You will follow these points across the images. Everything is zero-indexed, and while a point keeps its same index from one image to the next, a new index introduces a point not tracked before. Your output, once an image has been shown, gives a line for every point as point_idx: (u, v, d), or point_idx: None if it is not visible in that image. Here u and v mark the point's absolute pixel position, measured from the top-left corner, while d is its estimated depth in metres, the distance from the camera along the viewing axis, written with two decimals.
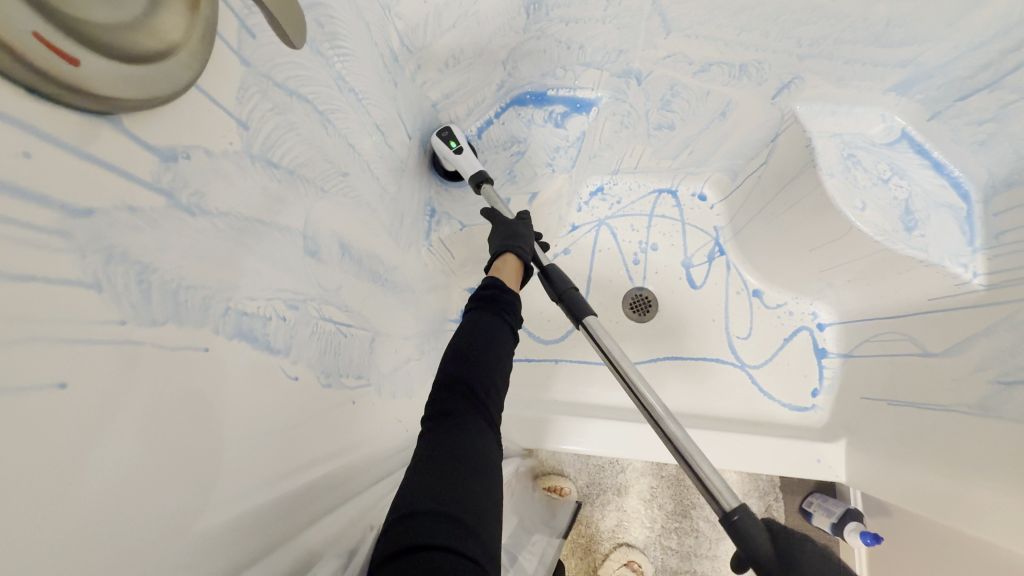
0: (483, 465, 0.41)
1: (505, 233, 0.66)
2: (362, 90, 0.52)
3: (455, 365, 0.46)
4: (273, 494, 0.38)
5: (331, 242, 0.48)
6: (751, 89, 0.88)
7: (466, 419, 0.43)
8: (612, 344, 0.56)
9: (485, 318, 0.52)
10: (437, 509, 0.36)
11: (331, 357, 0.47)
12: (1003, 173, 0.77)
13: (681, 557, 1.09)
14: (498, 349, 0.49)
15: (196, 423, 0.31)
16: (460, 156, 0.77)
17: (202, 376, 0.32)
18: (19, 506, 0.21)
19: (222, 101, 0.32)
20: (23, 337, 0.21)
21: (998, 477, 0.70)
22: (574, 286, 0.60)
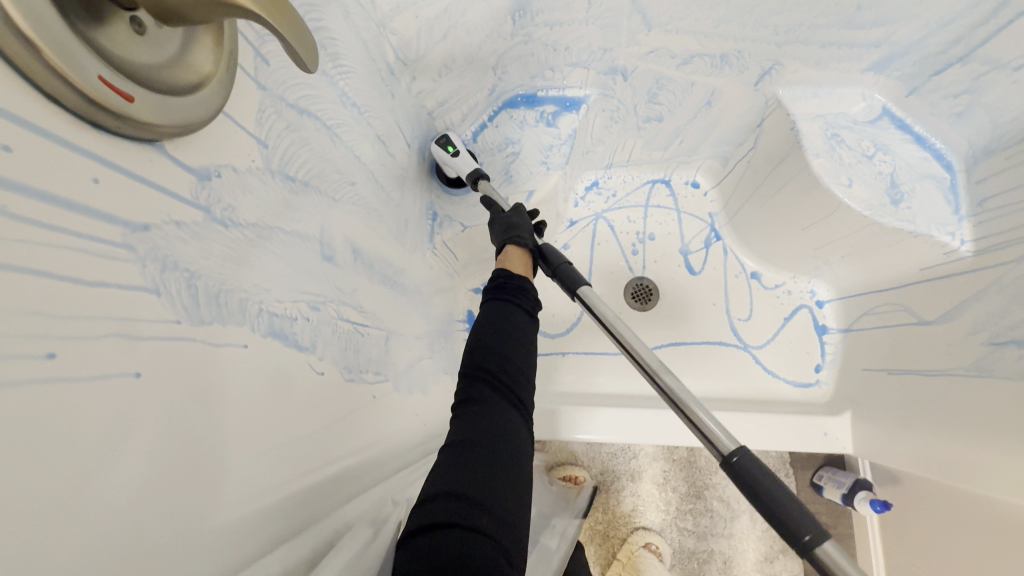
0: (506, 446, 0.43)
1: (503, 226, 0.69)
2: (363, 104, 0.56)
3: (479, 349, 0.49)
4: (306, 481, 0.41)
5: (344, 248, 0.51)
6: (734, 77, 0.91)
7: (490, 400, 0.46)
8: (605, 309, 0.57)
9: (502, 305, 0.54)
10: (456, 492, 0.39)
11: (352, 354, 0.50)
12: (983, 142, 0.80)
13: (697, 537, 1.12)
14: (517, 333, 0.51)
15: (240, 414, 0.34)
16: (458, 159, 0.80)
17: (240, 371, 0.35)
18: (92, 479, 0.24)
19: (244, 123, 0.35)
20: (98, 335, 0.25)
21: (997, 435, 0.72)
22: (567, 260, 0.62)
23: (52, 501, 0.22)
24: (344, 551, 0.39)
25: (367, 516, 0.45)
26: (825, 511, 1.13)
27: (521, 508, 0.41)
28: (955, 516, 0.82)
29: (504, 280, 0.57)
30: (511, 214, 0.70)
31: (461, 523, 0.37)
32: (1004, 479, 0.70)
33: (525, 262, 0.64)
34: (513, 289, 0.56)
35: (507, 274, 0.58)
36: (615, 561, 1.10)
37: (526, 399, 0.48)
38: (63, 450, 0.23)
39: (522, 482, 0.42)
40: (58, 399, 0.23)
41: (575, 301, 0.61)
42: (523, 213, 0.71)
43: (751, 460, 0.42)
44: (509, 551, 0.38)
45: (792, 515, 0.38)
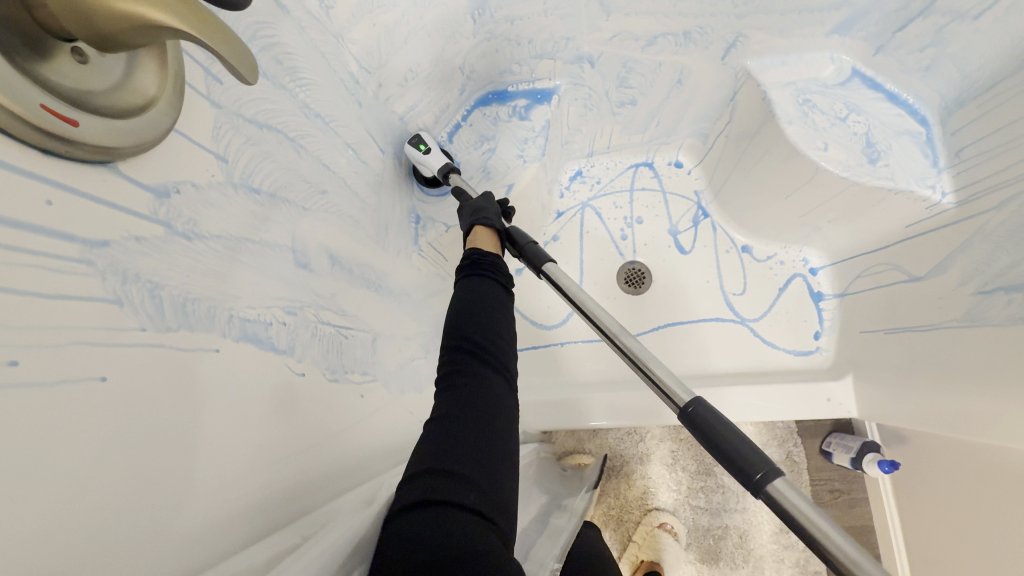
0: (493, 415, 0.45)
1: (470, 211, 0.72)
2: (328, 114, 0.57)
3: (461, 322, 0.51)
4: (287, 475, 0.43)
5: (320, 254, 0.52)
6: (701, 53, 0.91)
7: (475, 373, 0.47)
8: (568, 281, 0.59)
9: (480, 282, 0.57)
10: (446, 471, 0.40)
11: (334, 355, 0.52)
12: (954, 93, 0.80)
13: (711, 514, 1.12)
14: (496, 310, 0.53)
15: (211, 410, 0.36)
16: (429, 156, 0.81)
17: (214, 371, 0.37)
18: (70, 475, 0.26)
19: (200, 141, 0.37)
20: (63, 343, 0.27)
21: (995, 384, 0.72)
22: (533, 240, 0.64)
23: (29, 495, 0.24)
24: (334, 532, 0.40)
25: (358, 500, 0.46)
26: (838, 477, 1.12)
27: (508, 477, 0.43)
28: (970, 462, 0.83)
29: (478, 257, 0.60)
30: (479, 200, 0.74)
31: (451, 500, 0.38)
32: (1002, 423, 0.70)
33: (494, 243, 0.67)
34: (489, 266, 0.59)
35: (479, 253, 0.61)
36: (631, 543, 1.12)
37: (509, 368, 0.50)
38: (36, 447, 0.25)
39: (507, 454, 0.44)
40: (18, 405, 0.24)
41: (542, 278, 0.63)
42: (491, 198, 0.74)
43: (706, 408, 0.44)
44: (498, 525, 0.39)
45: (746, 457, 0.40)
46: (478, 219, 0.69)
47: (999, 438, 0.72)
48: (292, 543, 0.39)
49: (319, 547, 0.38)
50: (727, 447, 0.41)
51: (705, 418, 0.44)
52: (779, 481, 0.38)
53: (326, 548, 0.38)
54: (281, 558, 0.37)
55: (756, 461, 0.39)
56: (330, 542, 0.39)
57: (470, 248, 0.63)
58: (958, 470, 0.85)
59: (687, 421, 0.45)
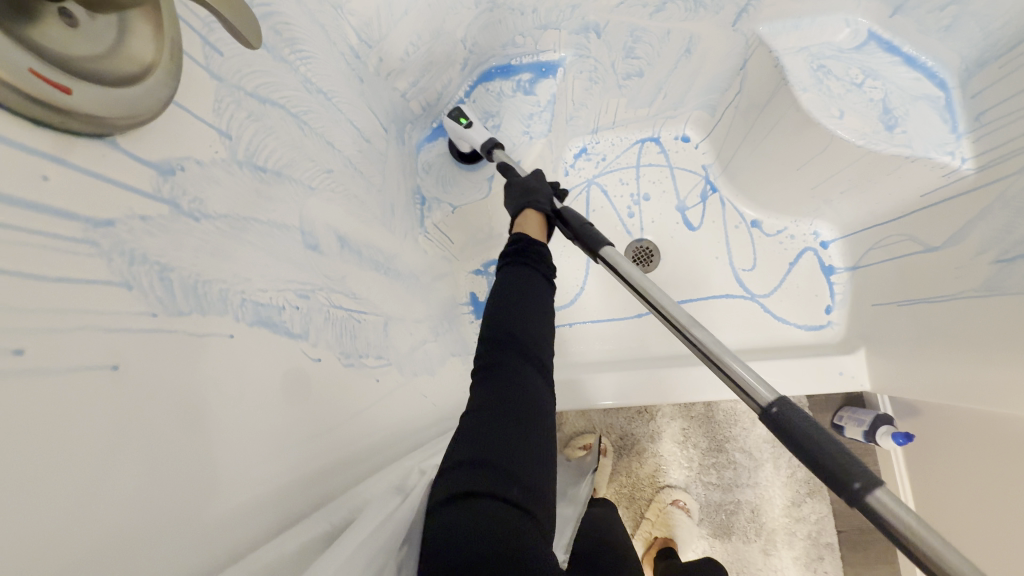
0: (530, 408, 0.44)
1: (520, 191, 0.71)
2: (330, 89, 0.54)
3: (502, 313, 0.49)
4: (310, 460, 0.42)
5: (328, 236, 0.50)
6: (711, 19, 0.88)
7: (515, 370, 0.46)
8: (631, 268, 0.58)
9: (518, 274, 0.55)
10: (484, 457, 0.40)
11: (348, 339, 0.50)
12: (975, 54, 0.77)
13: (723, 490, 1.13)
14: (534, 306, 0.52)
15: (226, 402, 0.34)
16: (470, 131, 0.81)
17: (229, 359, 0.35)
18: (86, 468, 0.25)
19: (200, 114, 0.34)
20: (68, 328, 0.25)
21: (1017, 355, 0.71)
22: (589, 222, 0.62)
23: (48, 491, 0.24)
24: (367, 525, 0.40)
25: (390, 490, 0.46)
26: (850, 451, 1.12)
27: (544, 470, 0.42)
28: (983, 433, 0.82)
29: (523, 244, 0.58)
30: (529, 179, 0.72)
31: (492, 494, 0.38)
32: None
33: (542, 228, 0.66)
34: (533, 257, 0.57)
35: (526, 238, 0.59)
36: (644, 520, 1.12)
37: (548, 363, 0.49)
38: (50, 442, 0.24)
39: (539, 444, 0.43)
40: (16, 405, 0.22)
41: (599, 262, 0.62)
42: (542, 179, 0.73)
43: (793, 409, 0.42)
44: (535, 517, 0.39)
45: (845, 466, 0.37)
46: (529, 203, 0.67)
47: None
48: (322, 531, 0.39)
49: (355, 538, 0.38)
50: (820, 451, 0.39)
51: (790, 419, 0.42)
52: (880, 492, 0.35)
53: (363, 541, 0.37)
54: (309, 551, 0.37)
55: (856, 469, 0.37)
56: (363, 531, 0.39)
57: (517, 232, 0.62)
58: (973, 443, 0.85)
59: (771, 424, 0.43)
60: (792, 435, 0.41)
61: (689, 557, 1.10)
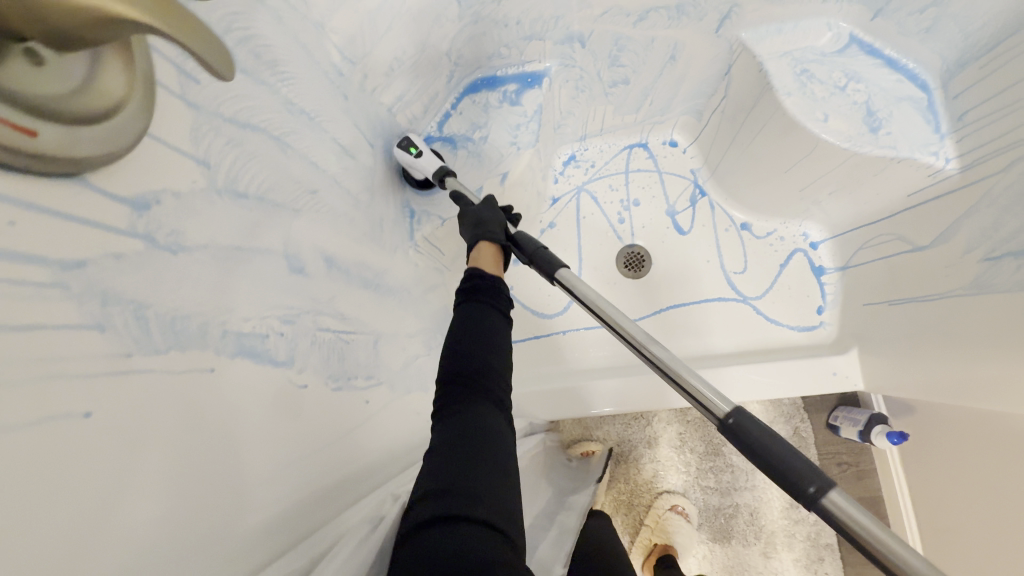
0: (488, 443, 0.45)
1: (473, 221, 0.70)
2: (313, 109, 0.54)
3: (456, 355, 0.50)
4: (296, 490, 0.42)
5: (315, 257, 0.50)
6: (694, 27, 0.87)
7: (472, 408, 0.47)
8: (585, 290, 0.58)
9: (477, 310, 0.54)
10: (448, 492, 0.41)
11: (337, 362, 0.50)
12: (955, 56, 0.78)
13: (721, 494, 1.13)
14: (495, 338, 0.52)
15: (207, 439, 0.34)
16: (421, 159, 0.77)
17: (209, 394, 0.34)
18: (59, 521, 0.25)
19: (177, 145, 0.34)
20: (36, 378, 0.25)
21: (1008, 353, 0.72)
22: (543, 245, 0.63)
23: (20, 549, 0.23)
24: (347, 557, 0.39)
25: (366, 517, 0.44)
26: (845, 451, 1.13)
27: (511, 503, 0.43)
28: (981, 431, 0.82)
29: (481, 278, 0.58)
30: (481, 207, 0.72)
31: (469, 518, 0.39)
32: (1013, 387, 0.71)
33: (497, 258, 0.65)
34: (490, 290, 0.57)
35: (481, 272, 0.59)
36: (644, 527, 1.12)
37: (505, 399, 0.50)
38: (22, 498, 0.23)
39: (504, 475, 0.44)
40: None
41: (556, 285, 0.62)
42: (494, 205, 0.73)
43: (747, 417, 0.44)
44: (509, 536, 0.41)
45: (795, 469, 0.39)
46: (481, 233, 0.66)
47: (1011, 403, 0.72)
48: (298, 567, 0.38)
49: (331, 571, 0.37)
50: (774, 457, 0.40)
51: (746, 429, 0.43)
52: (834, 493, 0.37)
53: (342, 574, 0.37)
54: None
55: (808, 472, 0.39)
56: (341, 566, 0.38)
57: (471, 265, 0.62)
58: (968, 440, 0.85)
59: (729, 435, 0.45)
60: (749, 444, 0.42)
61: (690, 562, 1.10)
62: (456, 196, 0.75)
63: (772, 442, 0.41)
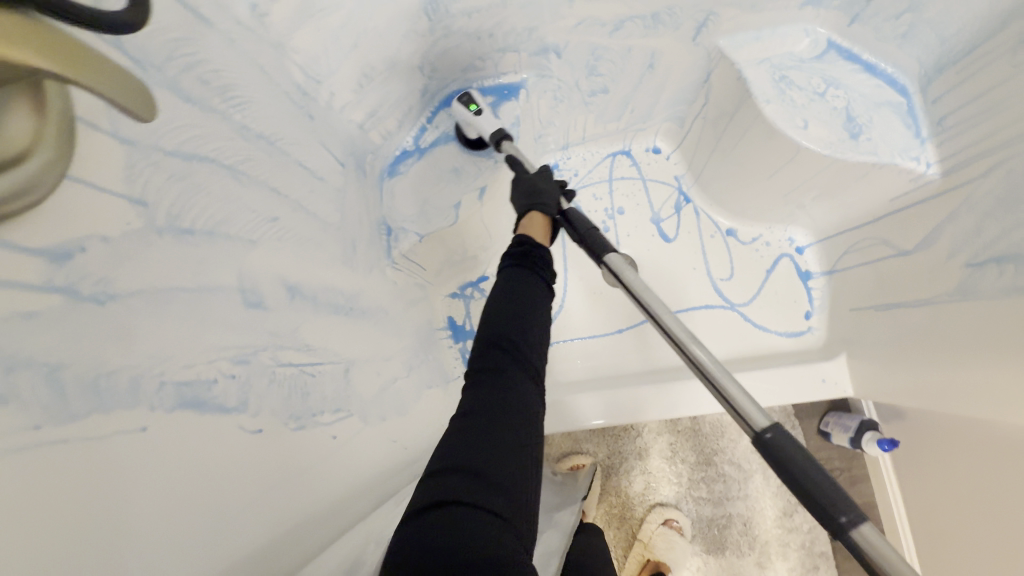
0: (519, 418, 0.46)
1: (527, 189, 0.70)
2: (272, 132, 0.52)
3: (499, 320, 0.52)
4: (246, 545, 0.39)
5: (276, 288, 0.48)
6: (671, 35, 0.85)
7: (507, 373, 0.49)
8: (632, 278, 0.57)
9: (521, 280, 0.56)
10: (468, 467, 0.42)
11: (299, 399, 0.47)
12: (933, 60, 0.77)
13: (713, 504, 1.11)
14: (532, 308, 0.54)
15: (135, 505, 0.31)
16: (481, 117, 0.81)
17: (137, 455, 0.32)
18: None
19: (106, 186, 0.32)
20: None
21: (998, 359, 0.71)
22: (596, 227, 0.63)
23: None
24: None
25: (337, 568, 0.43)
26: (837, 456, 1.12)
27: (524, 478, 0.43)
28: (966, 435, 0.81)
29: (526, 248, 0.60)
30: (537, 176, 0.72)
31: (478, 504, 0.40)
32: (1000, 391, 0.72)
33: (545, 231, 0.66)
34: (532, 262, 0.59)
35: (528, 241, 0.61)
36: (637, 541, 1.09)
37: (539, 371, 0.51)
38: None
39: (525, 451, 0.45)
40: None
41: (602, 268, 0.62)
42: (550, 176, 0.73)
43: (786, 436, 0.42)
44: (516, 526, 0.41)
45: (829, 496, 0.38)
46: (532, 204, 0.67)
47: (1001, 406, 0.72)
48: None
49: None
50: (805, 482, 0.39)
51: (781, 446, 0.41)
52: (866, 529, 0.36)
53: None
54: None
55: (841, 503, 0.38)
56: None
57: (518, 234, 0.63)
58: (955, 447, 0.85)
59: (764, 450, 0.43)
60: (781, 460, 0.41)
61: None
62: (511, 160, 0.76)
63: (804, 461, 0.40)
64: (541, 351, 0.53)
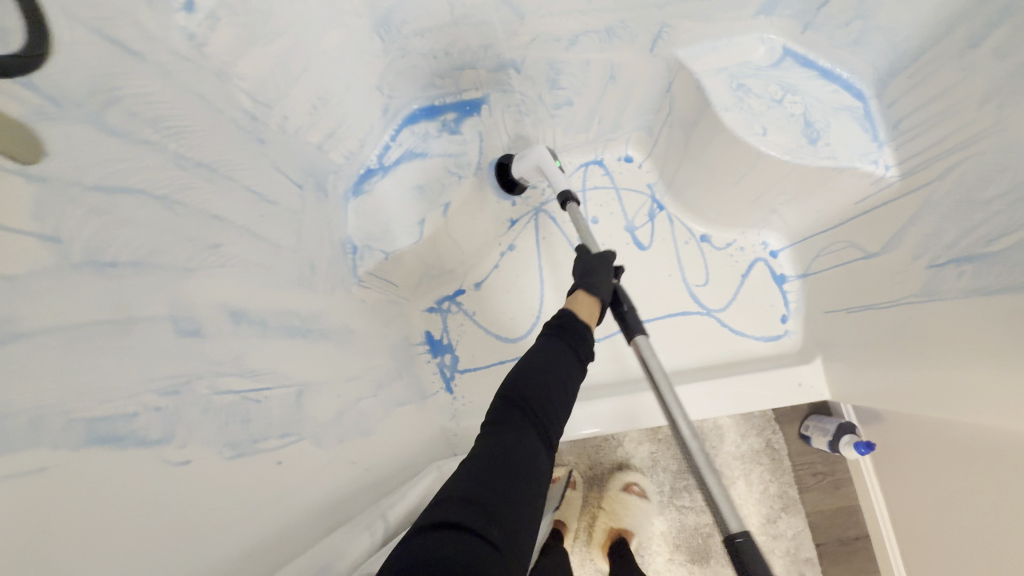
0: (528, 469, 0.53)
1: (584, 270, 0.82)
2: (214, 159, 0.52)
3: (527, 381, 0.61)
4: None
5: (216, 314, 0.47)
6: (628, 47, 0.86)
7: (522, 431, 0.56)
8: (655, 366, 0.71)
9: (555, 352, 0.66)
10: (474, 497, 0.48)
11: (238, 426, 0.46)
12: (886, 65, 0.78)
13: (697, 512, 1.10)
14: (557, 378, 0.63)
15: (33, 551, 0.29)
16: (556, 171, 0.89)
17: (35, 496, 0.30)
18: None
19: (9, 223, 0.32)
20: None
21: (974, 362, 0.69)
22: (638, 317, 0.75)
23: None
24: None
25: None
26: (820, 460, 1.10)
27: (524, 522, 0.49)
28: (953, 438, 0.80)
29: (566, 326, 0.70)
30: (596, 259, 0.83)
31: (469, 528, 0.45)
32: (989, 396, 0.67)
33: (591, 311, 0.75)
34: (570, 336, 0.69)
35: (569, 320, 0.70)
36: (603, 513, 1.09)
37: (549, 436, 0.59)
38: None
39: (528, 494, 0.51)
40: None
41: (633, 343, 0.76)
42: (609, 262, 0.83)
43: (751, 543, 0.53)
44: (500, 549, 0.45)
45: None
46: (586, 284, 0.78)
47: (992, 411, 0.68)
48: None
49: None
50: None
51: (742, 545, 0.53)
52: None
53: None
54: None
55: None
56: None
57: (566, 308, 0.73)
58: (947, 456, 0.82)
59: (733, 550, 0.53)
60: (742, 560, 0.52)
61: (657, 561, 1.08)
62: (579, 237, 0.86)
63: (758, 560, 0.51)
64: (556, 415, 0.61)
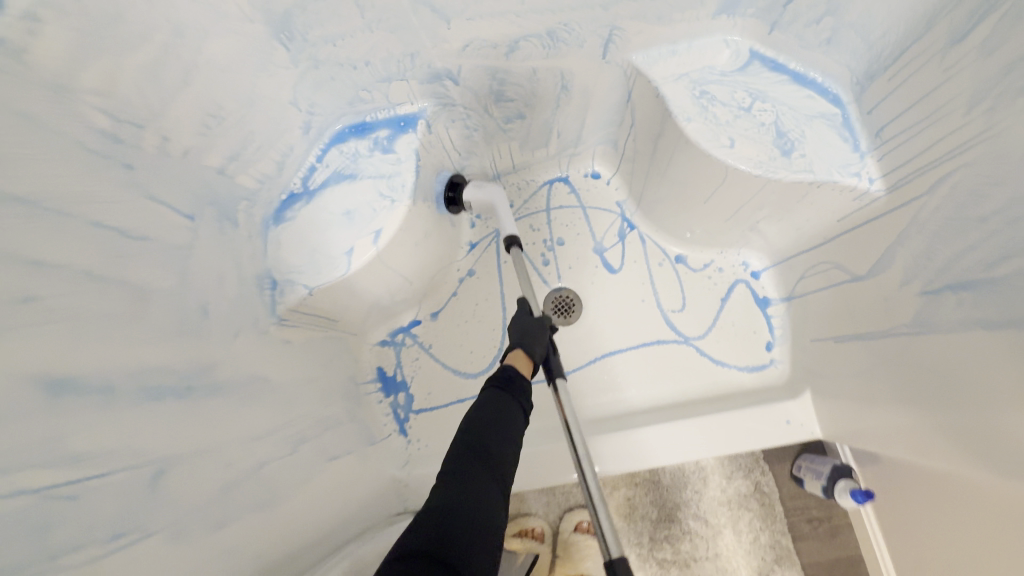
0: (490, 524, 0.48)
1: (519, 331, 0.78)
2: (37, 193, 0.43)
3: (485, 428, 0.57)
4: None
5: (11, 389, 0.38)
6: (577, 53, 0.78)
7: (484, 481, 0.51)
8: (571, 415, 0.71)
9: (509, 400, 0.63)
10: (439, 558, 0.43)
11: (31, 536, 0.37)
12: (863, 66, 0.69)
13: (679, 567, 0.98)
14: (509, 424, 0.60)
15: None
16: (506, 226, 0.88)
17: None
18: None
19: None
20: None
21: (986, 405, 0.58)
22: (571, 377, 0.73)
23: None
24: None
25: None
26: (814, 504, 0.99)
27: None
28: (941, 494, 0.68)
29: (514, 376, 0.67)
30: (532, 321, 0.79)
31: None
32: None
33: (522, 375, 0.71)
34: (518, 388, 0.66)
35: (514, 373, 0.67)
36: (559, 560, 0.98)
37: (506, 485, 0.54)
38: None
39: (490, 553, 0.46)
40: None
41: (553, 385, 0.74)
42: (546, 325, 0.80)
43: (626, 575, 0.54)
44: None
45: None
46: (522, 343, 0.74)
47: None
48: None
49: None
50: None
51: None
52: None
53: None
54: None
55: None
56: None
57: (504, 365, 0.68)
58: (936, 514, 0.71)
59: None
60: None
61: None
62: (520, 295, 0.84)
63: None
64: (512, 464, 0.56)
